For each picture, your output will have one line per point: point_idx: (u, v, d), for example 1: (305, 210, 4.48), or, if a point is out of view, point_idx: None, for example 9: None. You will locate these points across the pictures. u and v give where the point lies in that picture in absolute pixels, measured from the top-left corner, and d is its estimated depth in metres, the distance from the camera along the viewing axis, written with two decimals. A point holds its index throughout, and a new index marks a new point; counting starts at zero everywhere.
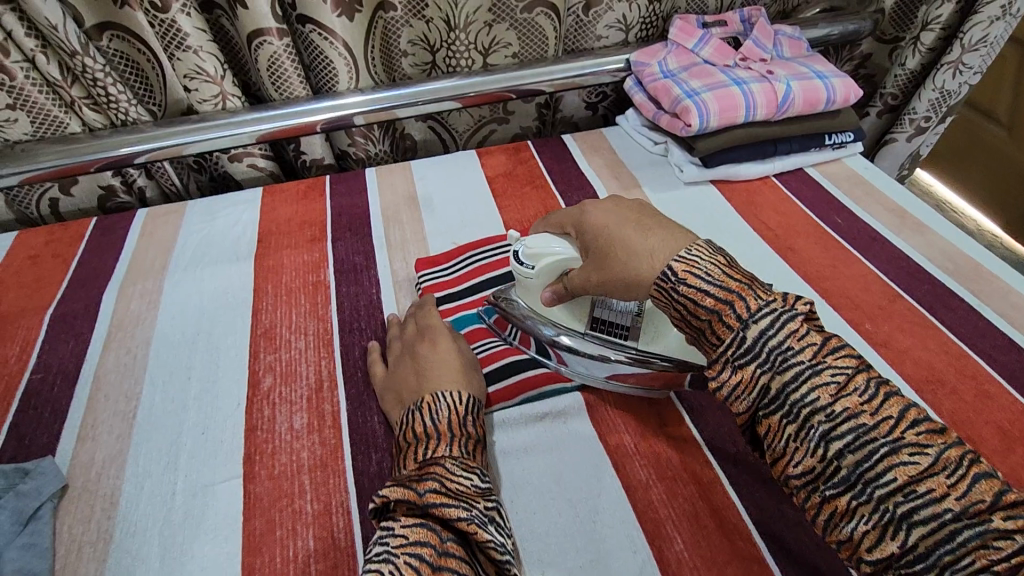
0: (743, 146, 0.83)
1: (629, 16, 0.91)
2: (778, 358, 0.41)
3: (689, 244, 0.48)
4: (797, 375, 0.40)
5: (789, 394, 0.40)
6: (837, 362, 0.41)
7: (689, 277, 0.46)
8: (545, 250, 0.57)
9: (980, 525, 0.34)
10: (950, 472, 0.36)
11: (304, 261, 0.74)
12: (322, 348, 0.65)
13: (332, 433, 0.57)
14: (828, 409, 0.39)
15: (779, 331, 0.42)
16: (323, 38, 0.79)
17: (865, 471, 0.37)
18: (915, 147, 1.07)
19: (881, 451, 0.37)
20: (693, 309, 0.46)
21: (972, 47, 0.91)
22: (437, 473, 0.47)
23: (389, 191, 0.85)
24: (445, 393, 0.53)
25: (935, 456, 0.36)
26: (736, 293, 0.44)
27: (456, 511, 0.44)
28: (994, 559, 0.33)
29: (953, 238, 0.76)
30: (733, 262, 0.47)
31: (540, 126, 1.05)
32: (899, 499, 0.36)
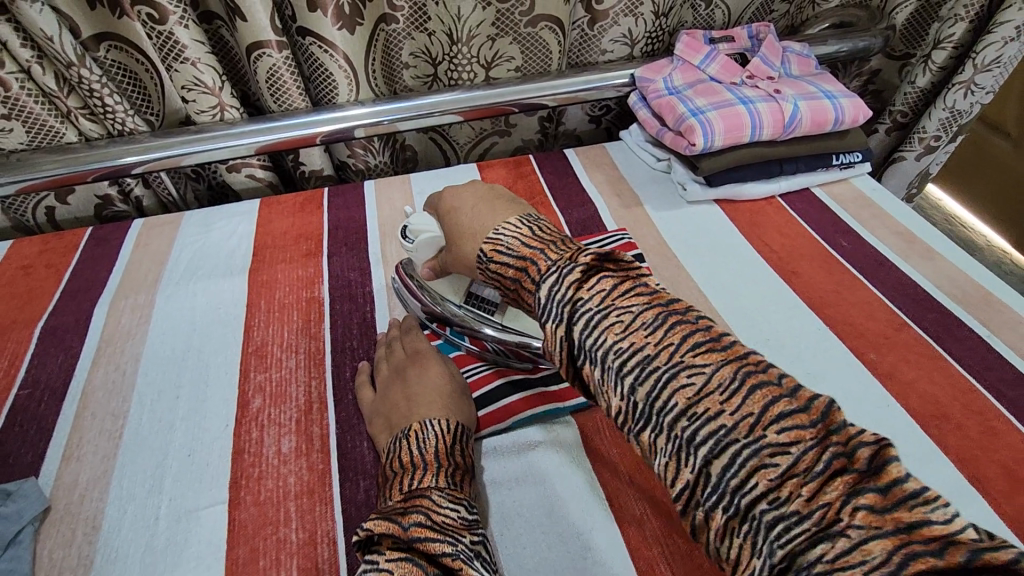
0: (749, 165, 0.81)
1: (635, 31, 0.90)
2: (569, 309, 0.39)
3: (506, 218, 0.48)
4: (584, 319, 0.38)
5: (580, 340, 0.38)
6: (624, 302, 0.38)
7: (495, 255, 0.46)
8: (424, 227, 0.60)
9: (758, 442, 0.31)
10: (725, 388, 0.33)
11: (298, 276, 0.73)
12: (314, 367, 0.64)
13: (320, 458, 0.56)
14: (615, 344, 0.36)
15: (564, 288, 0.39)
16: (323, 51, 0.78)
17: (654, 405, 0.35)
18: (924, 166, 1.05)
19: (663, 377, 0.35)
20: (503, 281, 0.45)
21: (985, 68, 0.89)
22: (423, 504, 0.44)
23: (387, 205, 0.84)
24: (433, 421, 0.51)
25: (712, 373, 0.34)
26: (531, 259, 0.43)
27: (441, 545, 0.40)
28: (772, 478, 0.30)
29: (962, 264, 0.74)
30: (541, 229, 0.46)
31: (542, 139, 1.04)
32: (685, 425, 0.33)
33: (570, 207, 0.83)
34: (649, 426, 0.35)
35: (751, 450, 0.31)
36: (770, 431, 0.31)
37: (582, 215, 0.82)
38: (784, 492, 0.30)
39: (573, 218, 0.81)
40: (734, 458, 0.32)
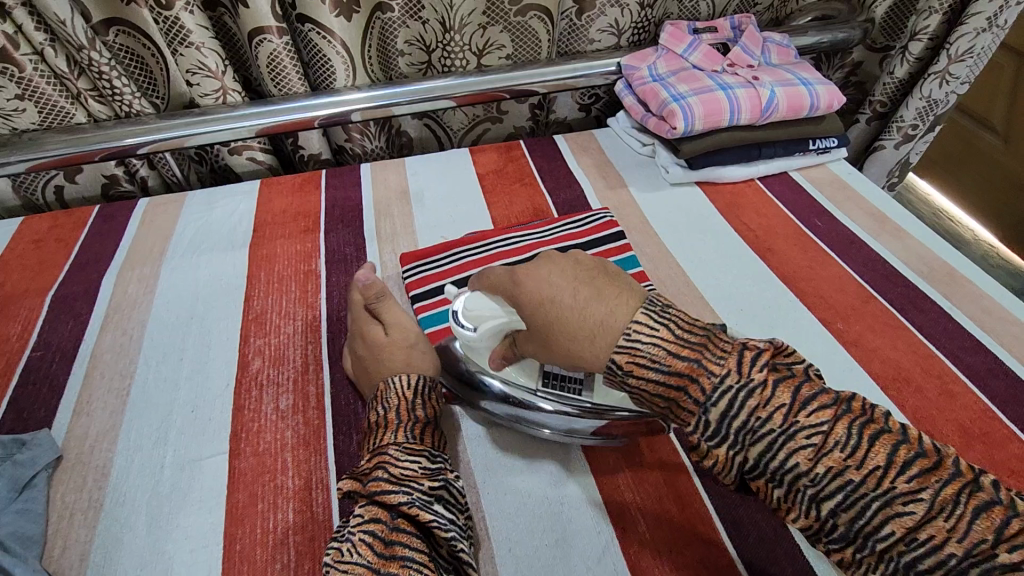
0: (728, 149, 0.85)
1: (621, 21, 0.93)
2: (746, 433, 0.37)
3: (631, 316, 0.42)
4: (726, 399, 0.38)
5: (727, 421, 0.38)
6: (807, 418, 0.37)
7: (634, 368, 0.41)
8: (485, 314, 0.50)
9: (888, 494, 0.34)
10: (844, 446, 0.35)
11: (297, 251, 0.77)
12: (310, 333, 0.67)
13: (315, 414, 0.59)
14: (767, 431, 0.37)
15: (739, 413, 0.37)
16: (322, 37, 0.82)
17: (776, 469, 0.36)
18: (903, 154, 1.09)
19: (782, 442, 0.36)
20: (652, 397, 0.41)
21: (959, 58, 0.93)
22: (380, 459, 0.48)
23: (382, 186, 0.88)
24: (396, 378, 0.55)
25: (830, 432, 0.36)
26: (687, 376, 0.39)
27: (396, 496, 0.44)
28: (907, 523, 0.33)
29: (930, 243, 0.78)
30: (682, 327, 0.41)
31: (533, 126, 1.07)
32: (808, 483, 0.36)
33: (557, 188, 0.87)
34: (772, 483, 0.37)
35: (885, 502, 0.34)
36: (898, 480, 0.34)
37: (568, 196, 0.86)
38: (923, 534, 0.33)
39: (559, 199, 0.85)
40: (871, 509, 0.34)
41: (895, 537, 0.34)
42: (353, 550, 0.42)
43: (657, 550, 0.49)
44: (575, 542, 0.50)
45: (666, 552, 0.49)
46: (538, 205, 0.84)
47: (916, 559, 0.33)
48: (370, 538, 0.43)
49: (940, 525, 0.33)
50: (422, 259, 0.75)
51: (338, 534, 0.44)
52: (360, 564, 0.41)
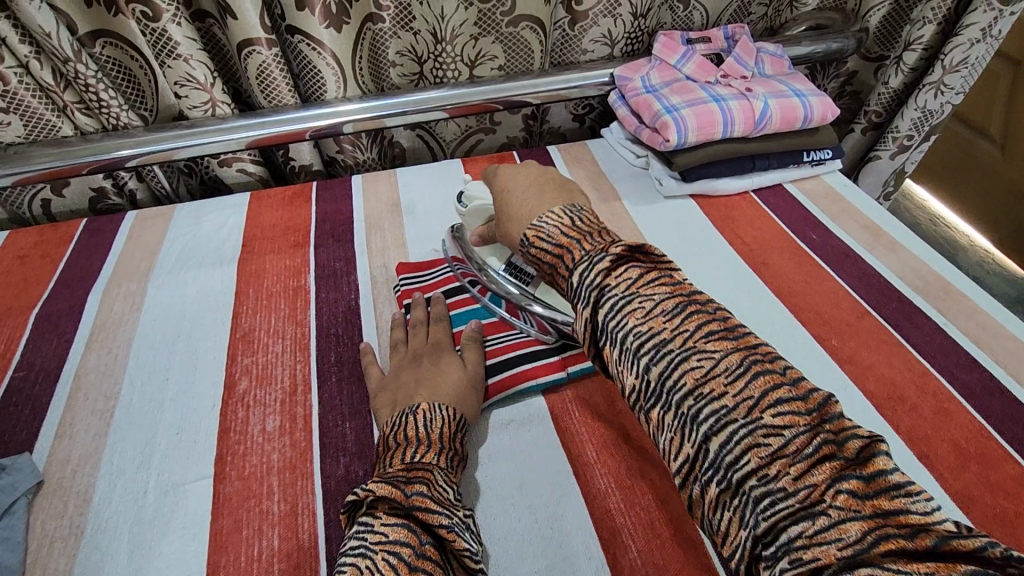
0: (722, 160, 0.84)
1: (615, 31, 0.93)
2: (595, 293, 0.42)
3: (551, 209, 0.53)
4: (668, 359, 0.38)
5: (653, 373, 0.38)
6: (647, 288, 0.41)
7: (535, 240, 0.51)
8: (478, 195, 0.69)
9: (689, 350, 0.38)
10: (800, 453, 0.32)
11: (286, 266, 0.76)
12: (299, 352, 0.66)
13: (303, 436, 0.58)
14: (611, 295, 0.42)
15: (591, 274, 0.43)
16: (312, 49, 0.81)
17: (612, 326, 0.41)
18: (898, 164, 1.08)
19: (621, 303, 0.41)
20: (541, 263, 0.50)
21: (953, 68, 0.92)
22: (424, 477, 0.46)
23: (373, 199, 0.87)
24: (444, 405, 0.54)
25: (659, 300, 0.40)
26: (568, 248, 0.48)
27: (439, 517, 0.43)
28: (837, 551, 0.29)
29: (925, 256, 0.77)
30: (581, 221, 0.50)
31: (527, 137, 1.06)
32: (756, 484, 0.33)
33: None
34: (610, 344, 0.41)
35: (684, 356, 0.38)
36: (698, 341, 0.38)
37: None
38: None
39: None
40: (673, 364, 0.38)
41: (688, 389, 0.37)
42: (373, 567, 0.38)
43: None
44: (564, 568, 0.49)
45: None
46: None
47: (699, 409, 0.36)
48: (400, 556, 0.39)
49: (720, 381, 0.36)
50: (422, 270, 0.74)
51: (356, 543, 0.41)
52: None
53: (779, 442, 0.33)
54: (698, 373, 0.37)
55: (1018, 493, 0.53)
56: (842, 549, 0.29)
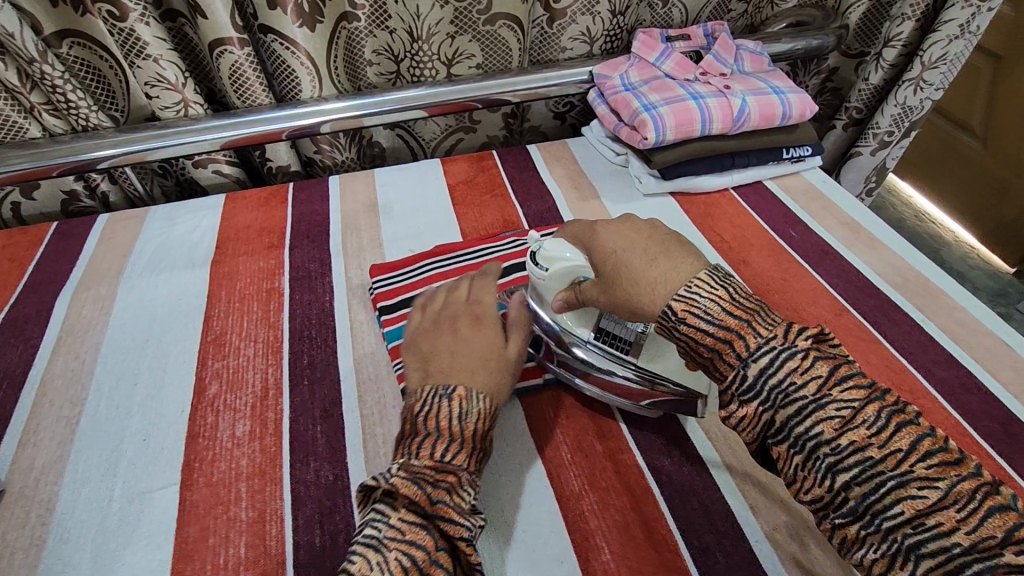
0: (700, 159, 0.83)
1: (593, 29, 0.92)
2: (780, 396, 0.41)
3: (692, 276, 0.47)
4: (771, 360, 0.41)
5: (751, 367, 0.42)
6: (843, 391, 0.40)
7: (689, 316, 0.45)
8: (561, 256, 0.56)
9: (824, 399, 0.40)
10: (871, 424, 0.39)
11: (259, 268, 0.75)
12: (271, 355, 0.65)
13: (273, 441, 0.57)
14: (801, 396, 0.40)
15: (778, 372, 0.41)
16: (285, 48, 0.80)
17: (770, 386, 0.41)
18: (880, 160, 1.08)
19: (776, 364, 0.41)
20: (694, 345, 0.45)
21: (932, 64, 0.92)
22: (449, 481, 0.45)
23: (350, 199, 0.86)
24: (481, 396, 0.50)
25: (828, 374, 0.41)
26: (736, 331, 0.43)
27: (460, 527, 0.44)
28: (917, 505, 0.36)
29: (904, 252, 0.77)
30: (737, 291, 0.45)
31: (507, 135, 1.06)
32: (829, 450, 0.39)
33: (528, 200, 0.86)
34: (763, 406, 0.42)
35: (819, 405, 0.40)
36: (835, 390, 0.40)
37: (539, 208, 0.84)
38: (931, 520, 0.36)
39: (531, 210, 0.84)
40: (807, 414, 0.40)
41: (826, 438, 0.39)
42: (384, 567, 0.40)
43: None
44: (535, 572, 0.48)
45: None
46: (508, 217, 0.82)
47: (840, 460, 0.39)
48: (411, 562, 0.41)
49: (861, 432, 0.39)
50: (395, 268, 0.72)
51: (368, 535, 0.42)
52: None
53: (935, 493, 0.36)
54: (837, 423, 0.39)
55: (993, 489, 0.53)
56: (923, 502, 0.36)
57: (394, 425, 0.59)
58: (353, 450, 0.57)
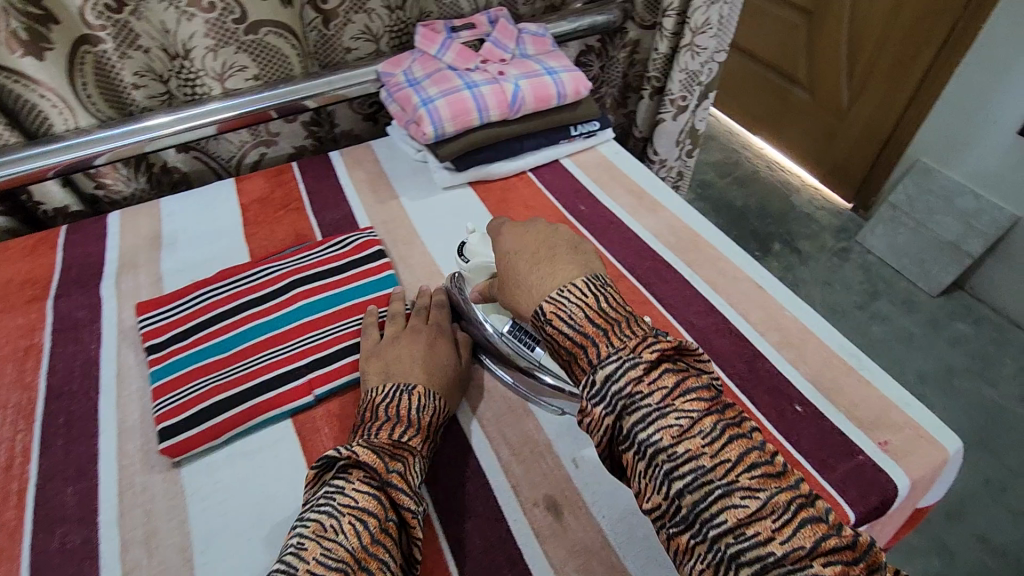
0: (488, 146, 0.85)
1: (373, 26, 0.92)
2: (625, 400, 0.42)
3: (566, 283, 0.49)
4: (615, 368, 0.42)
5: (610, 386, 0.42)
6: (686, 404, 0.41)
7: (554, 319, 0.47)
8: (482, 252, 0.66)
9: (730, 485, 0.38)
10: (706, 434, 0.40)
11: (17, 325, 0.69)
12: (22, 419, 0.60)
13: (14, 514, 0.53)
14: (644, 405, 0.41)
15: (621, 379, 0.42)
16: (18, 83, 0.74)
17: (641, 438, 0.40)
18: (684, 125, 1.13)
19: (655, 416, 0.41)
20: (556, 345, 0.47)
21: (699, 30, 0.98)
22: (405, 458, 0.49)
23: (131, 233, 0.81)
24: (437, 395, 0.56)
25: (697, 419, 0.40)
26: (591, 338, 0.45)
27: (409, 500, 0.45)
28: (738, 515, 0.37)
29: (680, 212, 0.81)
30: (608, 301, 0.47)
31: (317, 143, 1.03)
32: (665, 457, 0.40)
33: (324, 209, 0.84)
34: (636, 454, 0.41)
35: (726, 491, 0.38)
36: (742, 477, 0.38)
37: (335, 216, 0.83)
38: (750, 530, 0.36)
39: (326, 220, 0.82)
40: (620, 369, 0.42)
41: (664, 445, 0.40)
42: (340, 528, 0.41)
43: None
44: None
45: None
46: (300, 231, 0.80)
47: (741, 551, 0.36)
48: (367, 525, 0.42)
49: (767, 524, 0.36)
50: (161, 304, 0.69)
51: (324, 502, 0.43)
52: (345, 548, 0.40)
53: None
54: (676, 433, 0.40)
55: None
56: (745, 512, 0.37)
57: (154, 471, 0.56)
58: (106, 507, 0.53)
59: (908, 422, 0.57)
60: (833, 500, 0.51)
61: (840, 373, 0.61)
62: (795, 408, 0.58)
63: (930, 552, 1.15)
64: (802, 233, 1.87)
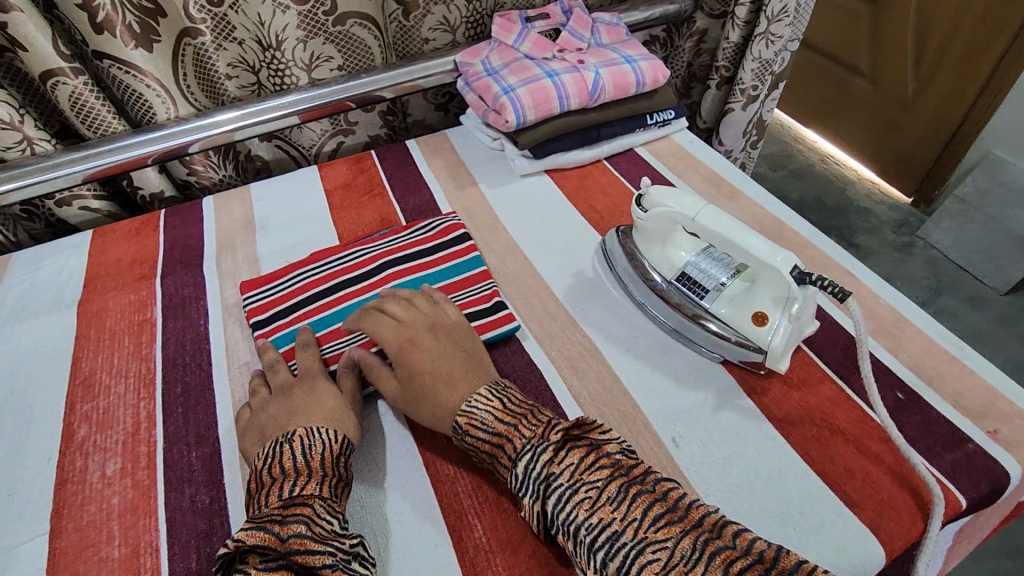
0: (566, 135, 0.86)
1: (451, 17, 0.94)
2: (542, 484, 0.46)
3: (474, 391, 0.54)
4: (530, 455, 0.47)
5: (527, 474, 0.47)
6: (590, 476, 0.45)
7: (470, 428, 0.51)
8: (660, 201, 0.63)
9: (642, 541, 0.42)
10: (613, 500, 0.44)
11: (130, 301, 0.73)
12: (143, 388, 0.64)
13: (145, 475, 0.57)
14: (558, 484, 0.45)
15: (535, 465, 0.47)
16: (126, 73, 0.77)
17: (562, 518, 0.45)
18: (752, 114, 1.12)
19: (568, 493, 0.45)
20: (478, 451, 0.51)
21: (776, 18, 0.96)
22: (302, 515, 0.45)
23: (226, 217, 0.85)
24: (320, 429, 0.52)
25: (603, 488, 0.45)
26: (505, 435, 0.50)
27: (320, 555, 0.42)
28: (656, 567, 0.40)
29: (763, 200, 0.81)
30: (511, 401, 0.53)
31: (391, 133, 1.06)
32: (585, 531, 0.43)
33: (406, 195, 0.86)
34: (564, 536, 0.44)
35: (639, 548, 0.41)
36: (649, 530, 0.42)
37: (417, 202, 0.85)
38: None
39: (408, 205, 0.85)
40: (533, 457, 0.47)
41: (580, 519, 0.44)
42: None
43: (492, 552, 0.50)
44: (411, 559, 0.50)
45: (500, 553, 0.50)
46: (385, 216, 0.83)
47: None
48: None
49: (680, 569, 0.40)
50: (261, 285, 0.72)
51: None
52: None
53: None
54: (587, 505, 0.44)
55: (842, 427, 0.56)
56: (659, 564, 0.40)
57: None
58: (228, 470, 0.57)
59: (1017, 413, 0.56)
60: (941, 485, 0.51)
61: (941, 361, 0.61)
62: (896, 395, 0.58)
63: (1003, 554, 1.11)
64: (861, 227, 1.82)
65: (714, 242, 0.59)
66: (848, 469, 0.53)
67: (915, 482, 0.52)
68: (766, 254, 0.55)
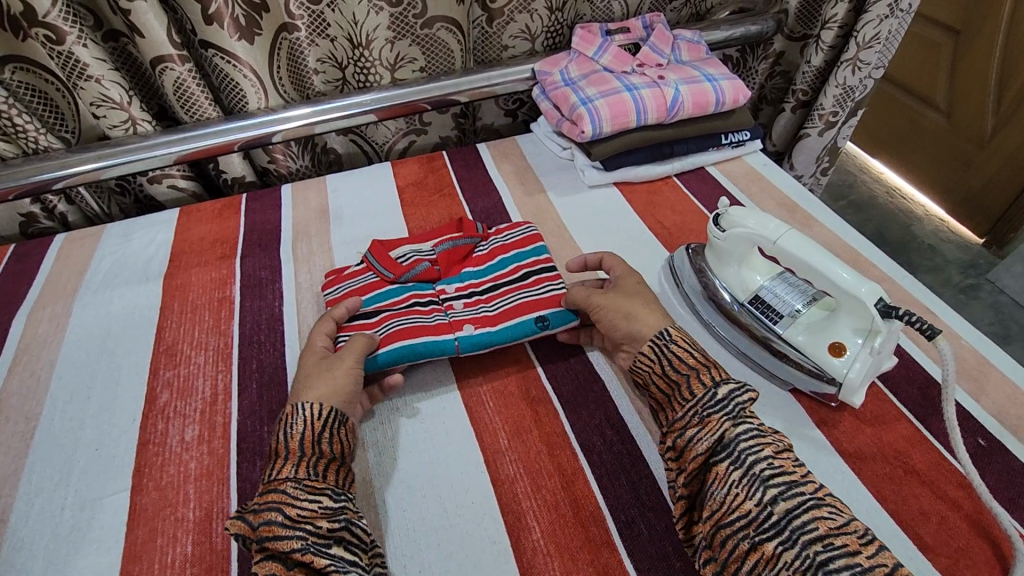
0: (639, 149, 0.86)
1: (533, 26, 0.95)
2: (740, 415, 0.48)
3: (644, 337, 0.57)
4: (741, 385, 0.50)
5: (731, 397, 0.49)
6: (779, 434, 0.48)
7: (681, 340, 0.55)
8: (740, 223, 0.62)
9: (820, 500, 0.43)
10: (795, 459, 0.47)
11: (211, 279, 0.77)
12: (220, 361, 0.67)
13: (220, 443, 0.59)
14: (750, 424, 0.48)
15: (744, 397, 0.49)
16: (227, 62, 0.81)
17: (742, 448, 0.46)
18: (828, 140, 1.10)
19: (758, 435, 0.47)
20: (678, 363, 0.53)
21: (866, 45, 0.94)
22: (276, 501, 0.46)
23: (302, 206, 0.88)
24: (305, 404, 0.52)
25: (788, 449, 0.47)
26: (712, 363, 0.53)
27: (289, 542, 0.43)
28: (830, 524, 0.42)
29: (840, 229, 0.79)
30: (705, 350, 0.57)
31: (460, 135, 1.08)
32: (764, 468, 0.45)
33: (476, 197, 0.88)
34: (734, 463, 0.46)
35: (817, 503, 0.43)
36: (827, 497, 0.44)
37: (486, 205, 0.86)
38: (839, 540, 0.41)
39: (477, 208, 0.86)
40: (744, 389, 0.50)
41: (764, 456, 0.46)
42: None
43: (549, 556, 0.50)
44: (471, 552, 0.50)
45: (557, 558, 0.50)
46: (454, 215, 0.85)
47: (830, 556, 0.40)
48: None
49: (852, 538, 0.41)
50: (395, 247, 0.75)
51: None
52: None
53: None
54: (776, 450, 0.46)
55: (918, 470, 0.54)
56: (832, 522, 0.42)
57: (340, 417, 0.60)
58: None
59: None
60: None
61: None
62: (977, 441, 0.56)
63: None
64: (924, 265, 1.75)
65: (795, 267, 0.58)
66: (923, 513, 0.51)
67: (995, 534, 0.50)
68: (851, 284, 0.54)
